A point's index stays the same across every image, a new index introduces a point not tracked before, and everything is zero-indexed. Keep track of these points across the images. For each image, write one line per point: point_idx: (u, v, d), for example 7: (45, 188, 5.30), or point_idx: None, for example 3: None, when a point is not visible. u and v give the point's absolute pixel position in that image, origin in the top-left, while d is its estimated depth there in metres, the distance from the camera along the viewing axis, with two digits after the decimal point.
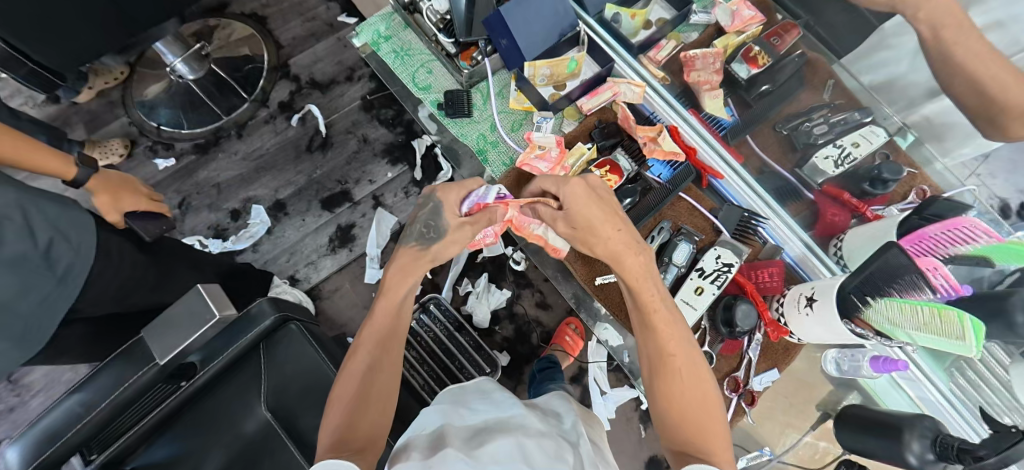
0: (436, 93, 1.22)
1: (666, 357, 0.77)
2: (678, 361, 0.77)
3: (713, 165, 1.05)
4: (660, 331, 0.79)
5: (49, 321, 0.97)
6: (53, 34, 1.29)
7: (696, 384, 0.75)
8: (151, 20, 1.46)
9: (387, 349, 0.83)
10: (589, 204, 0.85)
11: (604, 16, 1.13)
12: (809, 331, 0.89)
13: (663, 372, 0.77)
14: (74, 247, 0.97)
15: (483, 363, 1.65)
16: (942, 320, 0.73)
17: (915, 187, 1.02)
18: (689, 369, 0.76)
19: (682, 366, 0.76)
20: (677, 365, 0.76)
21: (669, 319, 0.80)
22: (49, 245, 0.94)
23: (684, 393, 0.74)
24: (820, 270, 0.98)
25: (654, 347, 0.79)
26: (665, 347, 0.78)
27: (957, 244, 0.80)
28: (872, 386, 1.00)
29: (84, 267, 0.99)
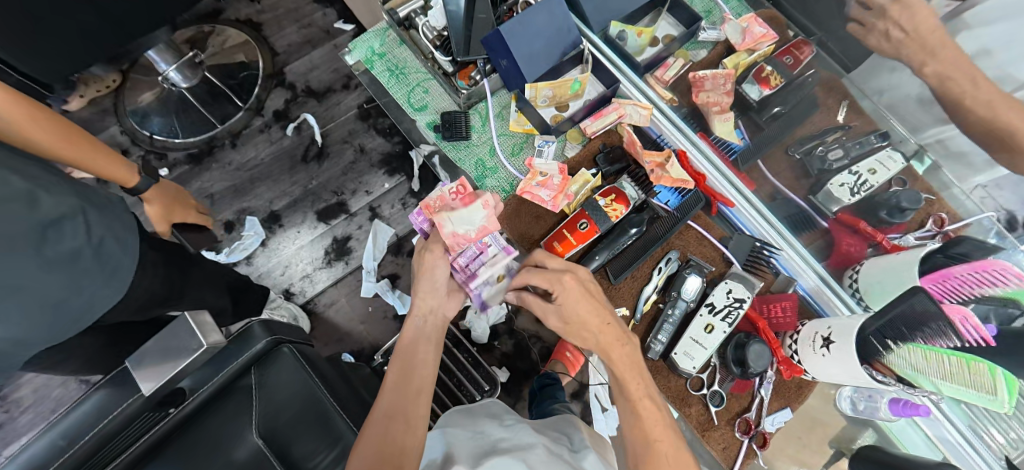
0: (431, 114, 1.18)
1: (653, 444, 0.78)
2: (664, 445, 0.78)
3: (723, 192, 1.01)
4: (644, 414, 0.81)
5: (104, 307, 0.93)
6: (40, 45, 1.23)
7: (674, 466, 0.76)
8: (142, 30, 1.40)
9: (407, 395, 0.89)
10: (582, 301, 0.85)
11: (609, 33, 1.09)
12: (825, 371, 0.85)
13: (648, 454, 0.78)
14: (123, 246, 0.94)
15: (482, 381, 1.60)
16: (971, 371, 0.69)
17: (933, 213, 0.96)
18: (674, 454, 0.77)
19: (663, 448, 0.78)
20: (663, 452, 0.77)
21: (657, 409, 0.82)
22: (101, 241, 0.90)
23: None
24: (837, 306, 0.94)
25: (638, 433, 0.80)
26: (649, 432, 0.79)
27: (985, 286, 0.76)
28: (891, 426, 0.96)
29: (130, 270, 0.95)
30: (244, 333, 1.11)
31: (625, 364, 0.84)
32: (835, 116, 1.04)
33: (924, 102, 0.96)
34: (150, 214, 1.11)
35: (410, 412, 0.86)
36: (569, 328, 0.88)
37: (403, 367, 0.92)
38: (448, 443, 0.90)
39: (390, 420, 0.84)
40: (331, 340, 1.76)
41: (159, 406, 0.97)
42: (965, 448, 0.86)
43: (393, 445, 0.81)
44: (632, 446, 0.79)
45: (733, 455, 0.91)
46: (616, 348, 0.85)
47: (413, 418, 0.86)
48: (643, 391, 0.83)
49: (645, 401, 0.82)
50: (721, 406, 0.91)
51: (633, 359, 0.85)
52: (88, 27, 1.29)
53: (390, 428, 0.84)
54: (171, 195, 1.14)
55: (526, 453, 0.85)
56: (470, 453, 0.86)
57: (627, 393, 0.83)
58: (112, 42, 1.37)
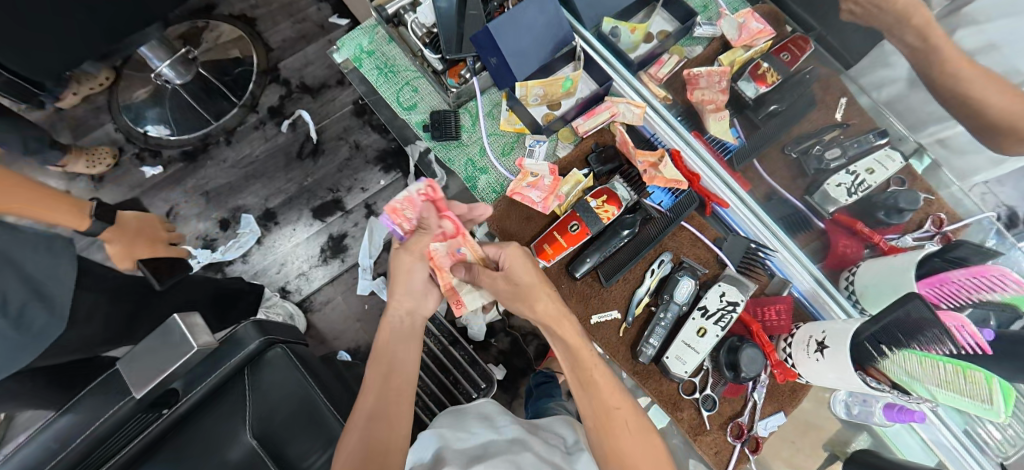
0: (421, 113, 1.16)
1: (611, 412, 0.81)
2: (621, 412, 0.82)
3: (717, 193, 0.99)
4: (595, 384, 0.84)
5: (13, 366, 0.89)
6: (29, 43, 1.21)
7: (630, 431, 0.81)
8: (134, 27, 1.38)
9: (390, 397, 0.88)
10: (526, 264, 0.91)
11: (601, 30, 1.06)
12: (820, 376, 0.83)
13: (608, 425, 0.81)
14: (49, 310, 0.91)
15: (479, 379, 1.58)
16: (968, 380, 0.67)
17: (932, 214, 0.94)
18: (632, 421, 0.82)
19: (617, 414, 0.82)
20: (621, 419, 0.81)
21: (607, 378, 0.85)
22: (23, 308, 0.88)
23: (622, 441, 0.79)
24: (832, 309, 0.92)
25: (597, 404, 0.82)
26: (608, 402, 0.82)
27: (984, 291, 0.74)
28: (885, 430, 0.94)
29: (55, 334, 0.93)
30: (234, 334, 1.08)
31: (573, 339, 0.87)
32: (833, 114, 1.02)
33: (920, 95, 0.97)
34: (110, 253, 1.11)
35: (394, 413, 0.86)
36: (521, 291, 0.90)
37: (383, 367, 0.91)
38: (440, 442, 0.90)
39: (377, 421, 0.84)
40: (327, 338, 1.76)
41: (151, 408, 0.97)
42: (960, 451, 0.85)
43: (376, 446, 0.81)
44: (591, 418, 0.82)
45: (725, 460, 0.90)
46: (562, 323, 0.88)
47: (398, 419, 0.86)
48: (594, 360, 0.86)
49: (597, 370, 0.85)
50: (714, 411, 0.90)
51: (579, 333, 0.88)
52: (75, 25, 1.26)
53: (376, 428, 0.83)
54: (131, 231, 1.15)
55: (517, 455, 0.84)
56: (460, 455, 0.85)
57: (580, 363, 0.86)
58: (104, 40, 1.35)
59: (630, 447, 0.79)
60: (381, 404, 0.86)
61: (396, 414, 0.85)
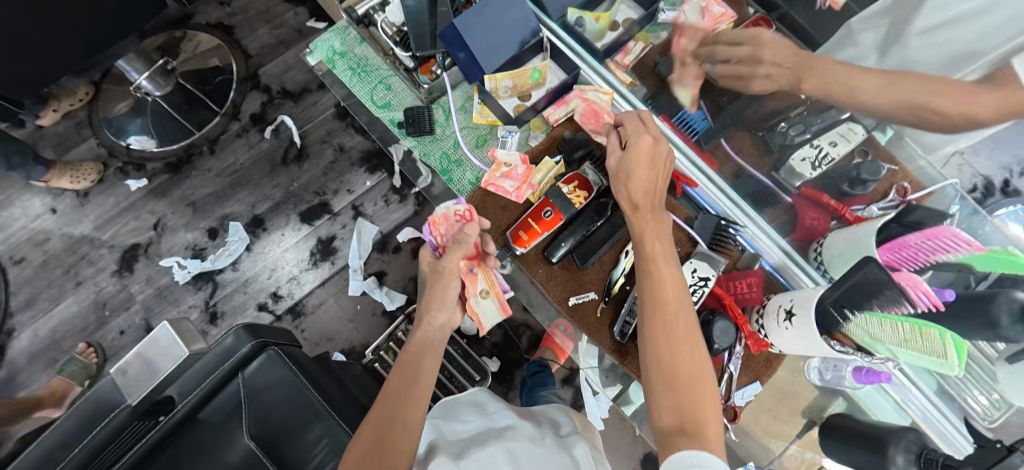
0: (396, 111, 1.21)
1: (679, 361, 0.69)
2: (689, 366, 0.69)
3: (685, 172, 1.02)
4: (671, 324, 0.71)
5: None
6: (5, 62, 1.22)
7: (697, 384, 0.68)
8: (109, 40, 1.39)
9: (404, 400, 0.85)
10: (646, 194, 0.83)
11: (567, 20, 1.09)
12: (788, 343, 0.87)
13: (674, 381, 0.68)
14: None
15: (472, 372, 1.65)
16: (922, 337, 0.71)
17: (896, 183, 0.98)
18: (688, 344, 0.71)
19: (687, 378, 0.68)
20: (686, 374, 0.68)
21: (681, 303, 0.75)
22: None
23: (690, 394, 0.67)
24: (801, 279, 0.96)
25: (653, 306, 0.74)
26: (667, 309, 0.73)
27: (940, 253, 0.76)
28: (859, 392, 0.98)
29: None
30: (227, 342, 1.12)
31: (667, 286, 0.75)
32: None
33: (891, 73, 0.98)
34: None
35: (408, 417, 0.83)
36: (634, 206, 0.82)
37: (405, 367, 0.91)
38: (435, 434, 0.91)
39: (388, 421, 0.82)
40: (321, 339, 1.78)
41: (147, 415, 1.01)
42: (931, 412, 0.89)
43: (391, 440, 0.79)
44: (644, 322, 0.73)
45: None
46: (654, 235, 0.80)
47: (411, 423, 0.82)
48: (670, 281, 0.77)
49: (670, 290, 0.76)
50: None
51: (666, 251, 0.79)
52: (50, 43, 1.27)
53: (384, 432, 0.81)
54: None
55: (508, 439, 0.86)
56: (453, 443, 0.88)
57: (653, 273, 0.78)
58: (80, 56, 1.36)
59: (680, 365, 0.69)
60: (399, 404, 0.84)
61: (409, 419, 0.82)
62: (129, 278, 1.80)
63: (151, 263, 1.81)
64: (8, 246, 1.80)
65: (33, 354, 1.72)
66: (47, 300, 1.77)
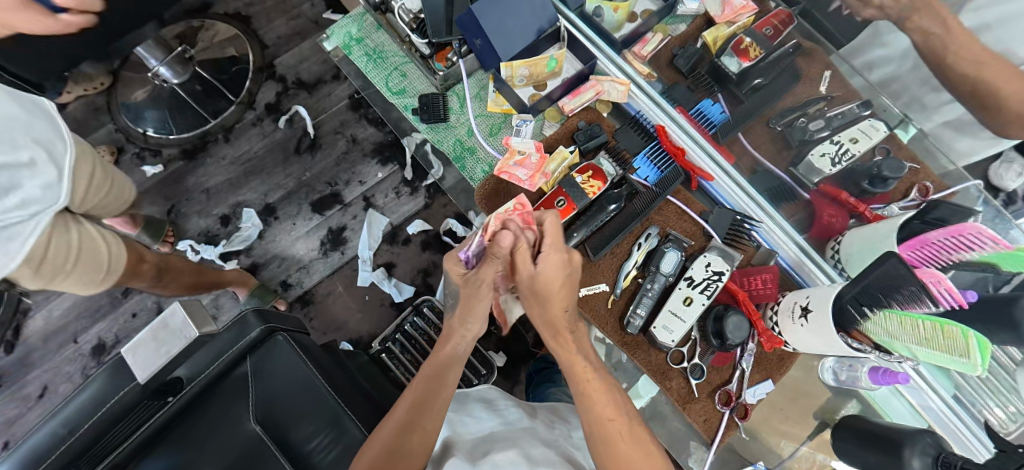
0: (410, 97, 1.20)
1: (607, 423, 0.82)
2: (616, 424, 0.82)
3: (702, 166, 1.00)
4: (608, 427, 0.82)
5: None
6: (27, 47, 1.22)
7: (622, 435, 0.81)
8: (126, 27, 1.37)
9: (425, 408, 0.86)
10: (559, 277, 0.86)
11: (585, 10, 1.07)
12: (804, 341, 0.85)
13: (607, 440, 0.81)
14: None
15: (479, 366, 1.61)
16: (945, 335, 0.67)
17: (918, 182, 0.96)
18: (627, 432, 0.82)
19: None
20: (616, 431, 0.81)
21: (606, 389, 0.86)
22: None
23: (610, 446, 0.81)
24: (818, 276, 0.94)
25: (592, 415, 0.83)
26: (603, 412, 0.83)
27: (962, 251, 0.74)
28: (873, 395, 0.96)
29: None
30: (234, 325, 1.14)
31: (595, 390, 0.85)
32: (817, 88, 1.03)
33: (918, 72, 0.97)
34: None
35: (425, 424, 0.84)
36: (533, 293, 0.88)
37: (430, 379, 0.89)
38: (450, 431, 0.92)
39: (410, 431, 0.83)
40: (329, 329, 1.79)
41: (156, 395, 1.02)
42: (947, 415, 0.87)
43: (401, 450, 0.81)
44: (589, 428, 0.83)
45: (713, 428, 0.92)
46: (563, 327, 0.89)
47: (428, 429, 0.84)
48: (589, 371, 0.87)
49: (592, 382, 0.86)
50: (702, 379, 0.92)
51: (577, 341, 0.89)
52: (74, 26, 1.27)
53: (400, 436, 0.83)
54: None
55: (521, 443, 0.85)
56: (468, 443, 0.88)
57: (574, 373, 0.87)
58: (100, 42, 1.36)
59: (627, 458, 0.80)
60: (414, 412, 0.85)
61: (425, 425, 0.84)
62: None
63: None
64: None
65: (46, 334, 1.75)
66: None
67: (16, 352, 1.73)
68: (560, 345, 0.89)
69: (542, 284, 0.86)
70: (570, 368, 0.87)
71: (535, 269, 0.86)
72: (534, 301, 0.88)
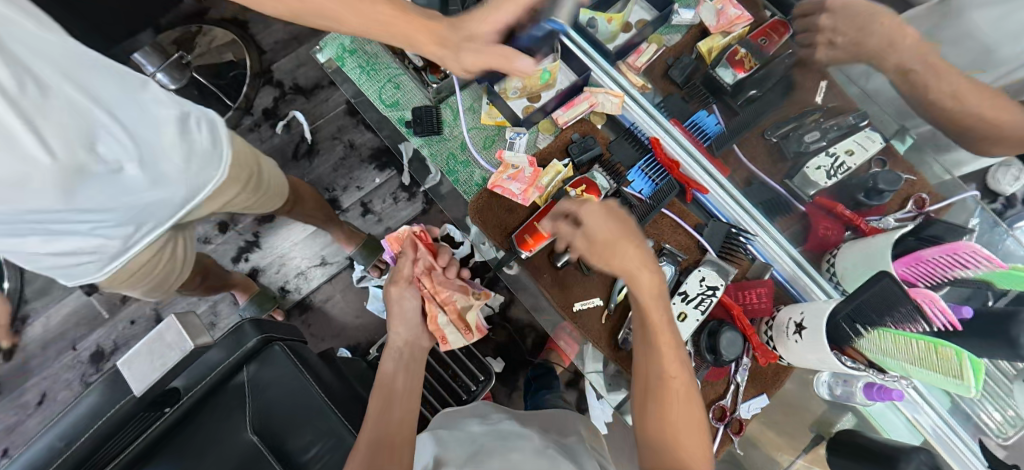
0: (403, 109, 1.20)
1: (668, 380, 0.77)
2: (677, 382, 0.77)
3: (697, 179, 0.99)
4: (668, 393, 0.76)
5: None
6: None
7: (687, 425, 0.75)
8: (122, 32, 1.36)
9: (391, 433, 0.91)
10: (620, 239, 0.79)
11: (579, 22, 1.06)
12: (799, 357, 0.85)
13: (662, 396, 0.77)
14: None
15: (477, 372, 1.60)
16: (938, 356, 0.67)
17: (914, 194, 0.95)
18: (685, 389, 0.77)
19: (684, 436, 0.75)
20: (674, 388, 0.76)
21: (673, 346, 0.79)
22: None
23: (675, 438, 0.75)
24: (814, 291, 0.93)
25: (655, 367, 0.78)
26: (666, 368, 0.78)
27: (958, 268, 0.73)
28: (869, 410, 0.94)
29: None
30: (231, 336, 1.15)
31: (664, 343, 0.78)
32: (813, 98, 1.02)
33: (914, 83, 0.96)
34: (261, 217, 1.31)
35: (395, 439, 0.90)
36: (596, 247, 0.80)
37: (386, 400, 0.99)
38: (443, 446, 0.91)
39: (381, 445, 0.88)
40: (327, 335, 1.79)
41: (153, 406, 1.01)
42: (944, 430, 0.86)
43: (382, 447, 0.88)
44: (646, 381, 0.79)
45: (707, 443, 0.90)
46: (641, 272, 0.78)
47: (398, 445, 0.89)
48: (664, 324, 0.79)
49: (663, 333, 0.79)
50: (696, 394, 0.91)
51: (658, 286, 0.79)
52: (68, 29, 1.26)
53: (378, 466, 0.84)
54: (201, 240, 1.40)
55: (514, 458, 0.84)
56: (460, 457, 0.87)
57: (649, 322, 0.79)
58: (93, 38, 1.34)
59: (679, 421, 0.75)
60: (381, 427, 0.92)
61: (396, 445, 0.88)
62: None
63: None
64: None
65: (45, 340, 1.75)
66: (60, 289, 1.79)
67: (15, 358, 1.73)
68: (642, 291, 0.79)
69: (596, 239, 0.79)
70: (642, 308, 0.79)
71: (581, 227, 0.82)
72: (600, 251, 0.80)
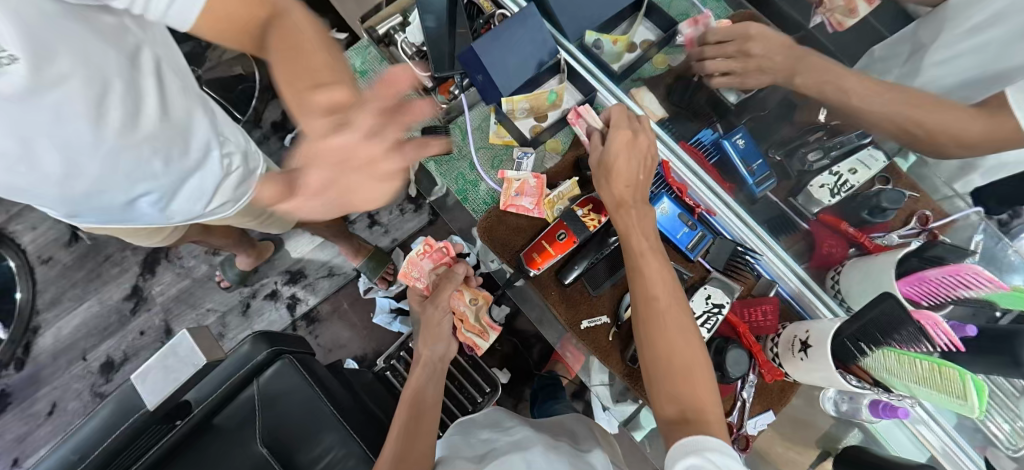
0: (413, 130, 1.21)
1: (653, 312, 0.82)
2: (666, 315, 0.82)
3: (705, 201, 1.00)
4: (662, 319, 0.81)
5: None
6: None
7: (700, 378, 0.78)
8: None
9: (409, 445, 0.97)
10: (622, 151, 0.90)
11: (584, 42, 1.08)
12: (805, 375, 0.85)
13: (652, 325, 0.82)
14: None
15: (483, 383, 1.61)
16: (943, 375, 0.66)
17: (918, 211, 0.97)
18: (676, 322, 0.81)
19: (682, 363, 0.79)
20: (664, 319, 0.81)
21: (660, 269, 0.85)
22: None
23: (691, 390, 0.78)
24: (819, 309, 0.94)
25: (641, 297, 0.84)
26: (650, 292, 0.84)
27: (961, 289, 0.74)
28: (876, 426, 0.94)
29: None
30: (244, 349, 1.15)
31: (651, 271, 0.84)
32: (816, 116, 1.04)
33: None
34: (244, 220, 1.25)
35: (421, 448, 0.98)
36: (601, 170, 0.92)
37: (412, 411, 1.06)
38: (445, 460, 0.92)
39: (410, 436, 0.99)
40: (335, 345, 1.81)
41: (165, 419, 1.04)
42: (954, 451, 0.87)
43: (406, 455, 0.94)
44: (636, 310, 0.84)
45: None
46: (628, 216, 0.89)
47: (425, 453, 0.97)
48: (648, 253, 0.86)
49: (648, 262, 0.86)
50: None
51: (641, 221, 0.88)
52: None
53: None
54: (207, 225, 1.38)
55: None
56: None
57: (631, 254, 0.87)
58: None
59: (675, 357, 0.79)
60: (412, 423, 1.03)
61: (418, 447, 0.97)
62: (152, 280, 1.84)
63: (172, 265, 1.85)
64: (35, 246, 1.84)
65: (57, 351, 1.78)
66: (71, 299, 1.81)
67: (28, 368, 1.76)
68: (623, 216, 0.89)
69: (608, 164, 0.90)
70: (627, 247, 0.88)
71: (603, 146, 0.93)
72: (602, 179, 0.91)
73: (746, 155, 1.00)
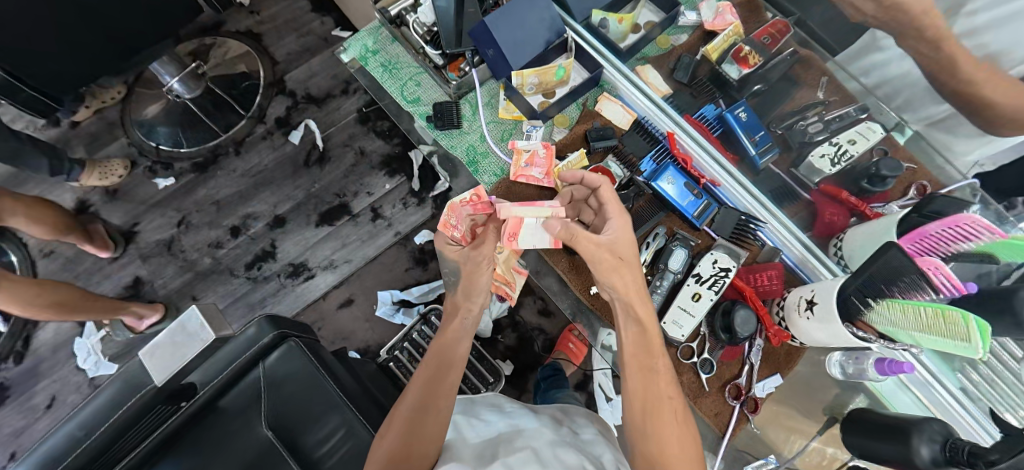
0: (425, 106, 1.24)
1: (662, 403, 0.83)
2: (671, 406, 0.84)
3: (709, 172, 1.04)
4: (662, 413, 0.83)
5: None
6: (42, 39, 1.17)
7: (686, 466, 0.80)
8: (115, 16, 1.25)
9: (433, 399, 0.89)
10: (630, 247, 0.90)
11: (591, 22, 1.12)
12: (808, 334, 0.89)
13: (655, 413, 0.83)
14: None
15: (486, 374, 1.62)
16: (946, 321, 0.69)
17: (915, 183, 1.00)
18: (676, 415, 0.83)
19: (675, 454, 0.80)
20: (669, 411, 0.83)
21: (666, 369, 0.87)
22: None
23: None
24: (821, 272, 0.97)
25: (649, 390, 0.85)
26: (661, 392, 0.84)
27: (959, 242, 0.77)
28: (879, 388, 0.97)
29: None
30: (249, 332, 1.13)
31: (661, 373, 0.86)
32: (815, 93, 1.07)
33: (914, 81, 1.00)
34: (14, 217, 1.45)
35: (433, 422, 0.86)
36: (620, 263, 0.89)
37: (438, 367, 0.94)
38: (456, 434, 0.91)
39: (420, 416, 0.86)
40: (337, 338, 1.80)
41: (171, 399, 1.01)
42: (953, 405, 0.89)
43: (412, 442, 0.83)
44: (641, 401, 0.84)
45: (724, 422, 0.95)
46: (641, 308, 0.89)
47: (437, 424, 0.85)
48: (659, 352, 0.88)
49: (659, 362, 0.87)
50: (712, 373, 0.95)
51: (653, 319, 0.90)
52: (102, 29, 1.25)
53: (406, 443, 0.83)
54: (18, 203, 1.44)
55: (534, 442, 0.83)
56: (475, 444, 0.87)
57: (647, 351, 0.87)
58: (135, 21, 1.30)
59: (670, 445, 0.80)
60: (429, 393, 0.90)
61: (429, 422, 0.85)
62: (154, 273, 1.84)
63: (174, 259, 1.85)
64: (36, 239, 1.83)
65: (56, 344, 1.76)
66: None
67: (27, 362, 1.74)
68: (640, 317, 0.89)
69: (622, 246, 0.89)
70: (645, 338, 0.88)
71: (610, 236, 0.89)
72: (616, 271, 0.89)
73: (749, 128, 1.02)
